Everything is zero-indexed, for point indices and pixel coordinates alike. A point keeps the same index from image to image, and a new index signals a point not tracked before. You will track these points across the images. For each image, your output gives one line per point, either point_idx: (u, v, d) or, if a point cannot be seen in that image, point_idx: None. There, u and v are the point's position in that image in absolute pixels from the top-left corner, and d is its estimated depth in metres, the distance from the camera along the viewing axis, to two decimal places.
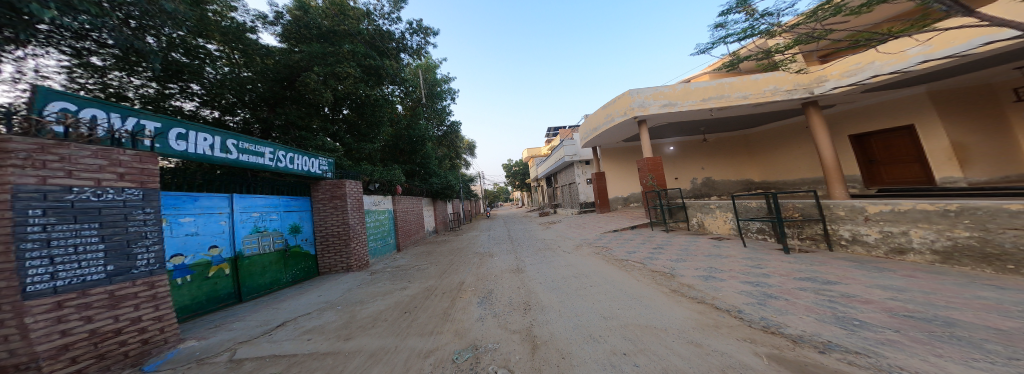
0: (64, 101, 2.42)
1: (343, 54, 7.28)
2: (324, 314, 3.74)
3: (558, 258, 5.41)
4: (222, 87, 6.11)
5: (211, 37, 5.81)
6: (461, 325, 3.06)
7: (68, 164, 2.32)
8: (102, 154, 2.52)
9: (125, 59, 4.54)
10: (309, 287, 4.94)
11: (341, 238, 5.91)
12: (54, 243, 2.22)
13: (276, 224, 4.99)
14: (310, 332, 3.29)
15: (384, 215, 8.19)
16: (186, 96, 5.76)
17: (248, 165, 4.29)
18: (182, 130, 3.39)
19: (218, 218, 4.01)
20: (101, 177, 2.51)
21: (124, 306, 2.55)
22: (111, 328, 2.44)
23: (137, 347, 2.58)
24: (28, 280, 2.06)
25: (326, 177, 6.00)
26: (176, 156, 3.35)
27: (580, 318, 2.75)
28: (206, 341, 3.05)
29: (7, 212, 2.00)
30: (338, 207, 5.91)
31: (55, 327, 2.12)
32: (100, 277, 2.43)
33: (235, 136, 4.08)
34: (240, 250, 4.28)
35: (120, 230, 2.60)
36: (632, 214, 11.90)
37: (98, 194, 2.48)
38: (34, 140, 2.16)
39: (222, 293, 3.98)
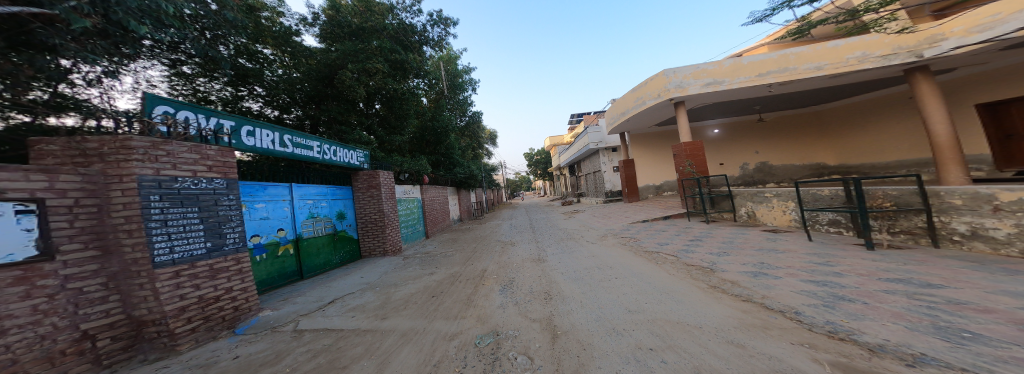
0: (163, 105, 3.02)
1: (371, 50, 7.90)
2: (365, 294, 4.13)
3: (582, 247, 5.27)
4: (277, 88, 7.23)
5: (266, 42, 6.94)
6: (484, 311, 3.12)
7: (172, 158, 2.90)
8: (195, 150, 3.13)
9: (205, 66, 5.60)
10: (354, 268, 5.53)
11: (378, 224, 6.49)
12: (171, 222, 2.80)
13: (326, 210, 5.65)
14: (353, 310, 3.66)
15: (413, 203, 8.76)
16: (252, 98, 7.02)
17: (301, 157, 4.93)
18: (250, 128, 4.01)
19: (282, 204, 4.67)
20: (195, 169, 3.11)
21: (224, 276, 3.18)
22: (212, 295, 3.03)
23: (230, 312, 3.20)
24: (158, 251, 2.65)
25: (362, 168, 6.59)
26: (247, 150, 3.98)
27: (602, 310, 2.60)
28: (278, 312, 3.62)
29: (141, 198, 2.60)
30: (376, 195, 6.50)
31: (175, 291, 2.71)
32: (202, 252, 3.02)
33: (291, 132, 4.70)
34: (300, 233, 4.96)
35: (212, 214, 3.20)
36: (666, 203, 11.03)
37: (195, 183, 3.08)
38: (148, 139, 2.73)
39: (289, 270, 4.65)
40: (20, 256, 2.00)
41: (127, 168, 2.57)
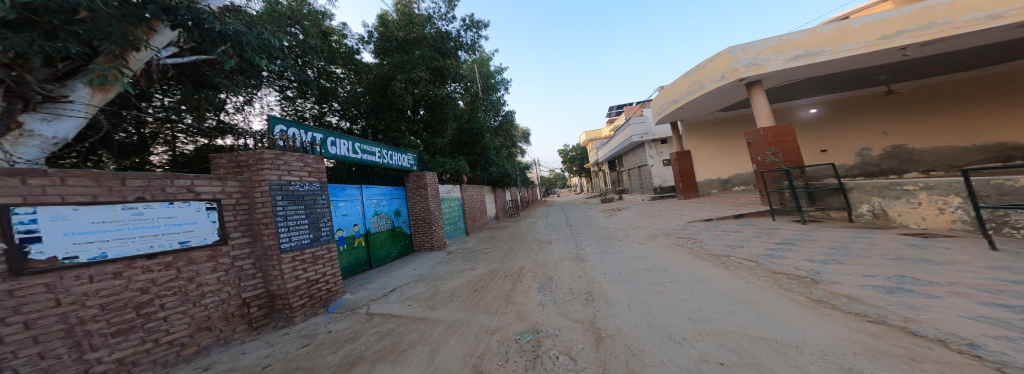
0: (281, 124, 4.00)
1: (415, 61, 8.83)
2: (418, 285, 4.57)
3: (631, 248, 4.80)
4: (349, 103, 8.38)
5: (337, 63, 8.46)
6: (524, 308, 3.09)
7: (287, 166, 3.80)
8: (300, 159, 4.03)
9: (301, 89, 7.28)
10: (409, 260, 6.26)
11: (425, 221, 7.21)
12: (289, 217, 3.64)
13: (386, 209, 6.53)
14: (409, 299, 4.07)
15: (455, 202, 9.40)
16: (332, 113, 8.37)
17: (368, 162, 5.83)
18: (333, 139, 4.98)
19: (356, 203, 5.60)
20: (302, 175, 4.01)
21: (321, 262, 3.98)
22: (314, 277, 3.82)
23: (325, 292, 3.96)
24: (282, 239, 3.49)
25: (412, 170, 7.39)
26: (332, 157, 4.95)
27: (655, 315, 2.29)
28: (355, 296, 4.32)
29: (271, 198, 3.47)
30: (424, 194, 7.25)
31: (292, 272, 3.51)
32: (307, 241, 3.84)
33: (362, 141, 5.67)
34: (369, 228, 5.88)
35: (313, 211, 4.06)
36: (736, 200, 9.24)
37: (302, 186, 3.96)
38: (274, 151, 3.64)
39: (361, 260, 5.51)
40: (211, 239, 2.94)
41: (262, 176, 3.45)
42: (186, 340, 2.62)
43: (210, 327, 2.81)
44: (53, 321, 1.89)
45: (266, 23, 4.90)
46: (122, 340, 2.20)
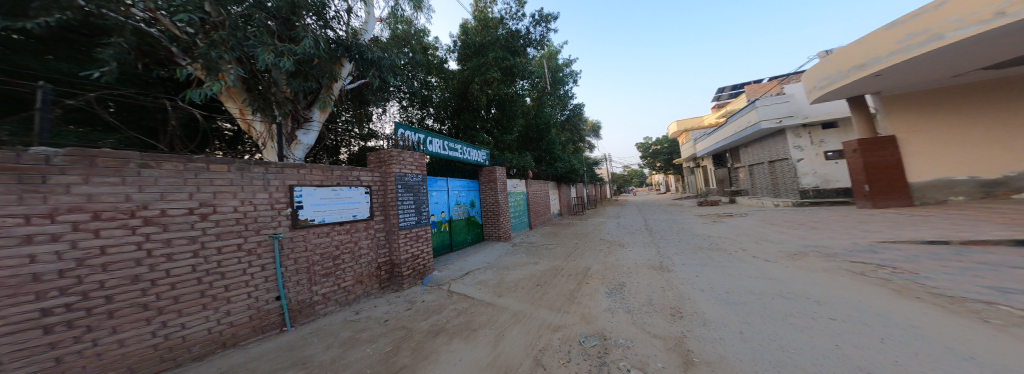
0: (402, 128, 4.83)
1: (489, 62, 9.40)
2: (486, 272, 4.90)
3: (743, 267, 3.88)
4: (443, 105, 9.48)
5: (433, 73, 9.60)
6: (591, 308, 2.96)
7: (405, 160, 4.61)
8: (413, 157, 4.79)
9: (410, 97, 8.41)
10: (480, 248, 6.81)
11: (495, 212, 7.70)
12: (403, 202, 4.45)
13: (464, 199, 7.21)
14: (480, 283, 4.36)
15: (519, 196, 9.60)
16: (429, 117, 9.58)
17: (454, 158, 6.50)
18: (433, 138, 5.75)
19: (442, 194, 6.39)
20: (417, 169, 4.86)
21: (422, 240, 4.76)
22: (417, 254, 4.60)
23: (423, 266, 4.72)
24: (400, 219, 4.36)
25: (485, 165, 7.87)
26: (431, 154, 5.70)
27: (785, 355, 1.76)
28: (442, 273, 4.94)
29: (395, 187, 4.34)
30: (496, 188, 7.73)
31: (403, 247, 4.32)
32: (413, 223, 4.62)
33: (451, 140, 6.33)
34: (452, 215, 6.67)
35: (419, 198, 4.82)
36: (1004, 216, 6.05)
37: (413, 177, 4.76)
38: (396, 149, 4.50)
39: (443, 243, 6.30)
40: (361, 214, 3.93)
41: (390, 167, 4.34)
42: (351, 288, 3.70)
43: (362, 280, 3.86)
44: (301, 260, 3.14)
45: (385, 45, 5.98)
46: (326, 280, 3.38)
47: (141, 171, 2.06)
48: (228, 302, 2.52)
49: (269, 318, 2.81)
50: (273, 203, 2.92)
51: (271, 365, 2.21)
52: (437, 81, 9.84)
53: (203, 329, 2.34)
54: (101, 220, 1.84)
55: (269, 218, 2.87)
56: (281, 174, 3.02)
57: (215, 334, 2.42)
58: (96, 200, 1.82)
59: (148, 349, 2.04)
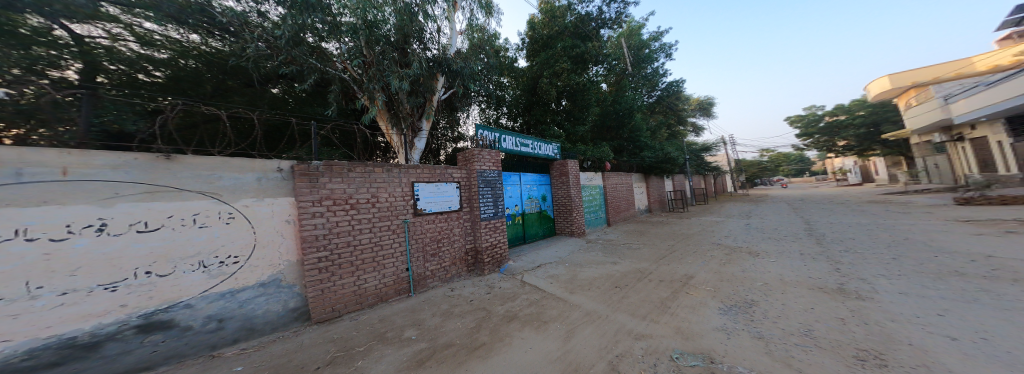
0: (482, 129, 5.29)
1: (557, 54, 9.20)
2: (558, 266, 4.89)
3: (960, 300, 2.57)
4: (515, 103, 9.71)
5: (505, 73, 9.92)
6: (685, 322, 2.61)
7: (485, 159, 5.03)
8: (491, 155, 5.17)
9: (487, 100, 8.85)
10: (553, 241, 6.86)
11: (568, 207, 7.55)
12: (483, 196, 4.90)
13: (536, 193, 7.36)
14: (552, 277, 4.38)
15: (596, 190, 9.09)
16: (503, 116, 9.84)
17: (526, 154, 6.68)
18: (507, 136, 6.03)
19: (516, 188, 6.69)
20: (494, 166, 5.22)
21: (499, 231, 5.14)
22: (496, 243, 5.02)
23: (501, 255, 5.09)
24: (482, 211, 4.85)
25: (557, 159, 7.76)
26: (506, 151, 6.01)
27: None
28: (516, 264, 5.19)
29: (476, 183, 4.83)
30: (567, 182, 7.58)
31: (485, 236, 4.83)
32: (491, 214, 5.03)
33: (523, 137, 6.53)
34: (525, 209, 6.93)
35: (496, 192, 5.19)
36: None
37: (492, 173, 5.15)
38: (477, 149, 4.98)
39: (517, 236, 6.62)
40: (454, 205, 4.60)
41: (472, 165, 4.84)
42: (450, 268, 4.45)
43: (455, 263, 4.52)
44: (422, 241, 4.12)
45: (465, 54, 6.63)
46: (436, 258, 4.26)
47: (354, 173, 3.46)
48: (387, 266, 3.68)
49: (401, 285, 3.82)
50: (408, 195, 4.00)
51: (398, 323, 2.92)
52: (510, 80, 10.22)
53: (373, 285, 3.54)
54: (338, 204, 3.28)
55: (406, 206, 3.96)
56: (408, 173, 4.02)
57: (381, 290, 3.61)
58: (335, 191, 3.28)
59: (350, 296, 3.31)
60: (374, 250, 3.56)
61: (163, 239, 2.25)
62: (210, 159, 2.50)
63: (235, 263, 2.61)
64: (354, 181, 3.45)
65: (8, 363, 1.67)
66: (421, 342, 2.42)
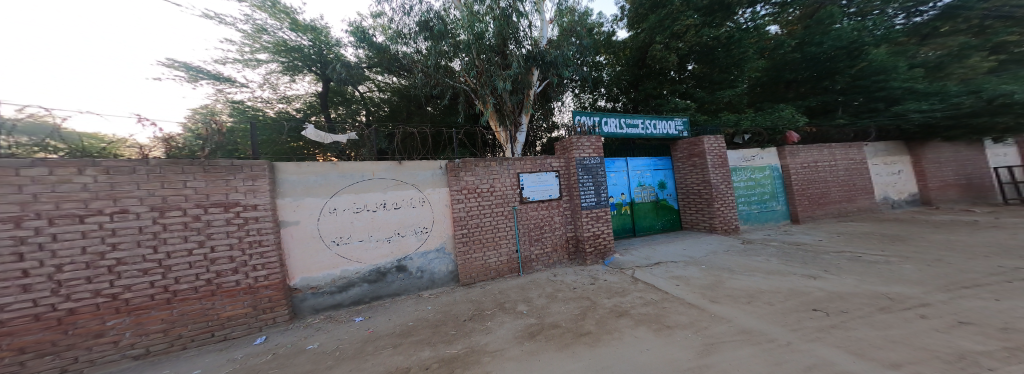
0: (578, 115, 5.07)
1: (676, 10, 7.57)
2: (688, 269, 4.09)
3: None
4: (614, 82, 8.63)
5: (602, 52, 9.13)
6: (905, 355, 1.70)
7: (582, 148, 4.78)
8: (588, 140, 4.86)
9: (582, 85, 8.51)
10: (676, 237, 5.84)
11: (704, 197, 6.09)
12: (584, 184, 4.68)
13: (650, 180, 6.44)
14: (678, 279, 3.71)
15: (764, 174, 6.90)
16: (601, 97, 8.93)
17: (633, 135, 5.89)
18: (607, 120, 5.51)
19: (622, 175, 6.13)
20: (593, 153, 4.87)
21: (602, 221, 4.78)
22: (599, 233, 4.74)
23: (605, 247, 4.76)
24: (584, 200, 4.65)
25: (683, 137, 6.39)
26: (606, 135, 5.51)
27: None
28: (625, 257, 4.74)
29: (577, 171, 4.69)
30: (696, 164, 6.18)
31: (588, 226, 4.66)
32: (593, 203, 4.73)
33: (629, 117, 5.81)
34: (634, 197, 6.23)
35: (599, 180, 4.84)
36: None
37: (593, 160, 4.84)
38: (575, 136, 4.79)
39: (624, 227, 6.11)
40: (553, 194, 4.69)
41: (571, 152, 4.75)
42: (550, 254, 4.61)
43: (557, 249, 4.65)
44: (529, 225, 4.46)
45: (556, 42, 6.62)
46: (540, 243, 4.51)
47: (484, 165, 4.24)
48: (507, 244, 4.28)
49: (513, 264, 4.30)
50: (514, 185, 4.41)
51: (512, 297, 3.34)
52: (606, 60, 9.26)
53: (493, 261, 4.19)
54: (476, 190, 4.16)
55: (513, 193, 4.38)
56: (512, 164, 4.42)
57: (502, 265, 4.25)
58: (468, 180, 4.12)
59: (479, 268, 4.10)
60: (494, 231, 4.21)
61: (409, 214, 3.79)
62: (420, 163, 3.90)
63: (426, 232, 3.89)
64: (479, 174, 4.20)
65: (372, 275, 3.57)
66: (531, 317, 2.67)
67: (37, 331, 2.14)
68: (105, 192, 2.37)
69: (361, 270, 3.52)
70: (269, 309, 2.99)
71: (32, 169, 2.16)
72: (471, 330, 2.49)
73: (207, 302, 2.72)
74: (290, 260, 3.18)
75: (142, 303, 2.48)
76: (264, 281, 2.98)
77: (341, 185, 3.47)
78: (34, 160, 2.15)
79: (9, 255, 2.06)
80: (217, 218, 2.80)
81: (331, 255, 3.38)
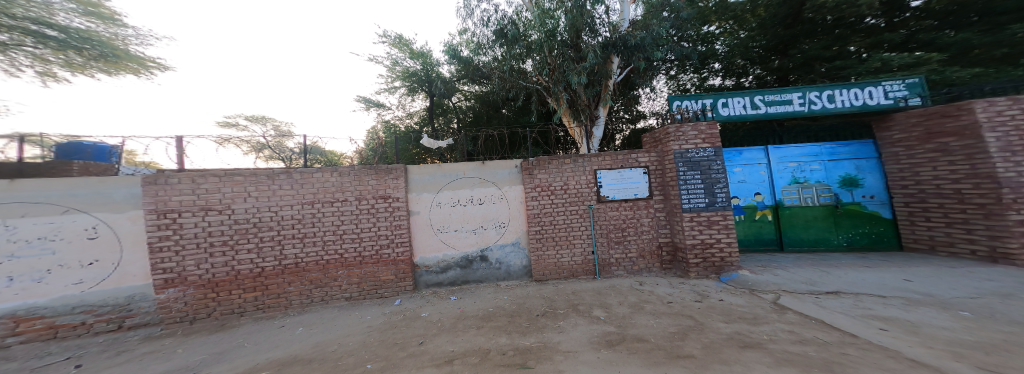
0: (676, 100, 4.32)
1: None
2: (912, 311, 2.44)
3: None
4: (733, 54, 6.80)
5: (712, 20, 7.16)
6: None
7: (683, 137, 3.88)
8: (694, 128, 3.88)
9: (681, 64, 7.27)
10: (876, 263, 4.02)
11: (967, 202, 3.96)
12: (687, 181, 3.79)
13: (820, 174, 5.09)
14: (883, 322, 2.25)
15: None
16: (713, 75, 7.23)
17: (779, 114, 4.68)
18: (723, 100, 4.52)
19: (759, 168, 5.21)
20: (698, 142, 3.87)
21: (716, 228, 3.77)
22: (709, 241, 3.77)
23: (719, 259, 3.78)
24: (685, 201, 3.78)
25: (898, 106, 4.48)
26: (725, 119, 4.50)
27: None
28: (759, 277, 3.57)
29: (675, 165, 3.85)
30: (942, 148, 4.14)
31: (694, 232, 3.78)
32: (703, 205, 3.77)
33: (780, 91, 4.65)
34: (780, 199, 5.12)
35: (711, 176, 3.79)
36: None
37: (701, 152, 3.84)
38: (674, 124, 3.92)
39: (767, 237, 5.17)
40: (639, 193, 4.16)
41: (668, 144, 3.96)
42: (634, 260, 4.15)
43: (644, 256, 4.15)
44: (608, 225, 4.15)
45: (642, 21, 5.94)
46: (621, 246, 4.14)
47: (560, 162, 4.17)
48: (585, 243, 4.14)
49: (588, 266, 4.12)
50: (590, 182, 4.16)
51: (588, 300, 3.15)
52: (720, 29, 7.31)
53: (567, 261, 4.14)
54: (545, 187, 4.16)
55: (585, 190, 4.15)
56: (586, 160, 4.18)
57: (584, 263, 4.14)
58: (539, 177, 4.16)
59: (552, 267, 4.14)
60: (567, 230, 4.13)
61: (506, 207, 4.17)
62: (511, 161, 4.21)
63: (504, 227, 4.17)
64: (552, 171, 4.17)
65: (474, 258, 4.13)
66: (609, 325, 2.44)
67: (318, 271, 3.63)
68: (338, 187, 3.72)
69: (455, 256, 4.10)
70: (404, 278, 3.87)
71: (316, 173, 3.69)
72: (543, 325, 2.52)
73: (374, 267, 3.79)
74: (415, 243, 4.00)
75: (354, 261, 3.73)
76: (401, 256, 3.87)
77: (442, 182, 4.07)
78: (291, 172, 3.58)
79: (311, 223, 3.63)
80: (382, 206, 3.85)
81: (438, 240, 4.05)
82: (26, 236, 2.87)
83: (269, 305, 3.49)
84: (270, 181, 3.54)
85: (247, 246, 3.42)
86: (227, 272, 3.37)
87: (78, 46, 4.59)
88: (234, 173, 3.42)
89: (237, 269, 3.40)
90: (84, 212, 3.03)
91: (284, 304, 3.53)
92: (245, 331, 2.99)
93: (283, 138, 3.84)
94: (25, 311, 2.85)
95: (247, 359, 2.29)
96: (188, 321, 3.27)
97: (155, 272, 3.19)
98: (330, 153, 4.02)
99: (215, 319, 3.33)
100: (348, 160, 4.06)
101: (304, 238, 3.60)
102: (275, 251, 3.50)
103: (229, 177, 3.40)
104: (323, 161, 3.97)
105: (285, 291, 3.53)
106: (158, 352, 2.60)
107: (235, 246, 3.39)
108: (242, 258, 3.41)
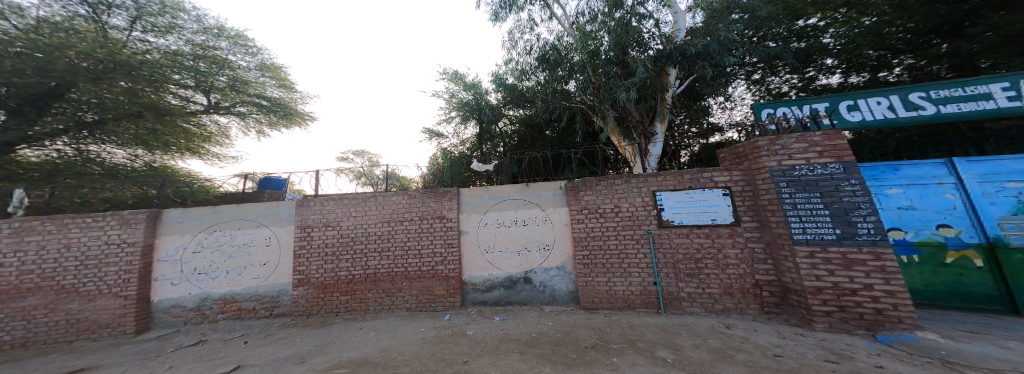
0: (766, 109, 3.90)
1: None
2: None
3: None
4: (858, 45, 5.14)
5: (808, 12, 5.78)
6: None
7: (787, 150, 3.07)
8: (803, 139, 3.02)
9: (768, 65, 6.39)
10: None
11: None
12: (797, 206, 2.93)
13: None
14: None
15: None
16: (826, 72, 5.74)
17: (959, 113, 3.56)
18: (851, 102, 3.81)
19: (938, 189, 3.65)
20: (808, 156, 2.99)
21: (856, 268, 2.67)
22: (848, 286, 2.68)
23: (870, 313, 2.60)
24: (793, 229, 2.92)
25: None
26: (855, 126, 3.81)
27: None
28: (965, 345, 2.22)
29: (773, 185, 3.07)
30: None
31: (813, 271, 2.81)
32: (832, 238, 2.77)
33: (959, 83, 3.53)
34: (993, 235, 3.33)
35: (837, 199, 2.81)
36: None
37: (812, 170, 2.95)
38: (768, 136, 3.16)
39: (974, 292, 3.40)
40: (717, 219, 3.46)
41: (759, 161, 3.21)
42: (717, 297, 3.38)
43: (732, 294, 3.34)
44: (677, 255, 3.54)
45: (704, 30, 5.70)
46: (694, 280, 3.45)
47: (612, 183, 3.86)
48: (644, 271, 3.62)
49: (649, 298, 3.56)
50: (650, 204, 3.69)
51: (651, 337, 2.62)
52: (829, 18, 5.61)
53: (621, 290, 3.67)
54: (594, 210, 3.87)
55: (644, 213, 3.69)
56: (645, 182, 3.74)
57: (647, 295, 3.58)
58: (589, 200, 3.90)
59: (604, 295, 3.72)
60: (621, 257, 3.70)
61: (553, 230, 4.03)
62: (550, 183, 4.12)
63: (549, 250, 4.01)
64: (601, 193, 3.87)
65: (518, 280, 4.04)
66: (680, 371, 1.93)
67: (388, 281, 4.13)
68: (406, 210, 4.27)
69: (500, 276, 4.09)
70: (452, 295, 4.03)
71: (391, 197, 4.34)
72: (593, 360, 2.18)
73: (430, 282, 4.08)
74: (467, 263, 4.16)
75: (417, 275, 4.11)
76: (452, 273, 4.07)
77: (490, 205, 4.23)
78: (372, 196, 4.32)
79: (385, 239, 4.22)
80: (439, 226, 4.20)
81: (484, 260, 4.13)
82: (238, 242, 4.29)
83: (354, 308, 4.11)
84: (363, 203, 4.34)
85: (345, 256, 4.21)
86: (332, 277, 4.17)
87: (273, 109, 7.68)
88: (345, 196, 4.39)
89: (338, 275, 4.17)
90: (266, 226, 4.34)
91: (364, 308, 4.10)
92: (334, 330, 3.54)
93: (374, 168, 4.72)
94: (230, 295, 4.16)
95: (337, 353, 2.73)
96: (306, 315, 4.11)
97: (294, 274, 4.19)
98: (403, 178, 4.61)
99: (321, 316, 4.10)
100: (415, 184, 4.56)
101: (382, 252, 4.19)
102: (364, 263, 4.18)
103: (341, 199, 4.37)
104: (398, 186, 4.61)
105: (365, 297, 4.12)
106: (286, 338, 3.36)
107: (338, 256, 4.21)
108: (342, 265, 4.19)
